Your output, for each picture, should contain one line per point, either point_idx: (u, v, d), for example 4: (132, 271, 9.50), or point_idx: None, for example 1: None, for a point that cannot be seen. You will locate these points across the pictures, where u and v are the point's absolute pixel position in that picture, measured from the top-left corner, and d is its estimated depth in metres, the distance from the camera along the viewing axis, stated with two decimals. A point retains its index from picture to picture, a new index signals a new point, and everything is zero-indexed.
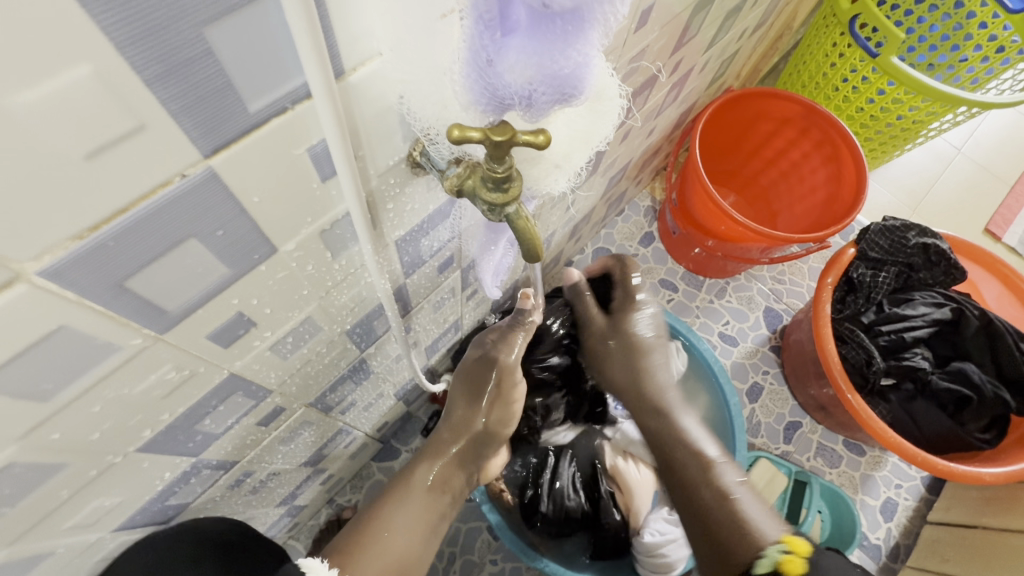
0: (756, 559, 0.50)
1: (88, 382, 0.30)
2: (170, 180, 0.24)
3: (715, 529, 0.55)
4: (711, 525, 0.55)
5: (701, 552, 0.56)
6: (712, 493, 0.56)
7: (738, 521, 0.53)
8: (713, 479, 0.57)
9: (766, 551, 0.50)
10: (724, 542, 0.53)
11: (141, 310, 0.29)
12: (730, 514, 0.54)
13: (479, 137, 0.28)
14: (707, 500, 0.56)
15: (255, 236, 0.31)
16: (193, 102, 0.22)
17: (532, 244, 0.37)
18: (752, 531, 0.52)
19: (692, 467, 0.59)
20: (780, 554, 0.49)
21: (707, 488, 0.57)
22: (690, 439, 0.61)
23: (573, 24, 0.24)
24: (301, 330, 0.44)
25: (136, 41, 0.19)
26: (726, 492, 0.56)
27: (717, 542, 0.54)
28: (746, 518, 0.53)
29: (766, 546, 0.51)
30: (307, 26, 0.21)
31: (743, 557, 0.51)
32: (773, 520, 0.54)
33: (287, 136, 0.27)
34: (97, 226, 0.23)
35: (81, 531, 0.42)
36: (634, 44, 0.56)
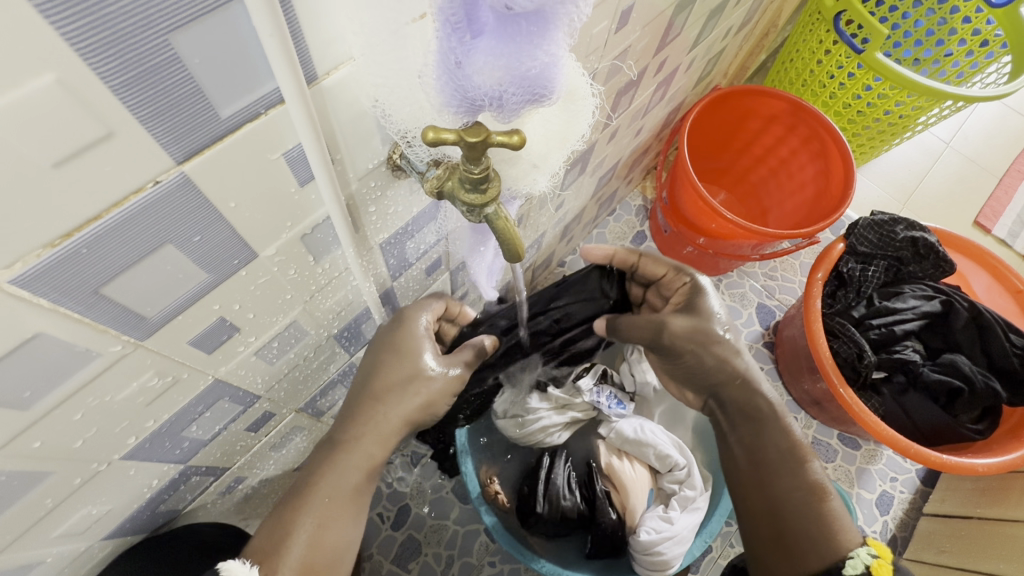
0: (842, 558, 0.50)
1: (68, 390, 0.30)
2: (143, 187, 0.24)
3: (790, 520, 0.54)
4: (787, 516, 0.55)
5: (764, 536, 0.56)
6: (795, 484, 0.56)
7: (819, 516, 0.53)
8: (802, 472, 0.56)
9: (853, 552, 0.50)
10: (800, 534, 0.53)
11: (119, 317, 0.29)
12: (813, 510, 0.54)
13: (454, 139, 0.28)
14: (786, 489, 0.56)
15: (234, 240, 0.31)
16: (161, 109, 0.22)
17: (512, 244, 0.38)
18: (836, 532, 0.52)
19: (774, 455, 0.58)
20: (870, 558, 0.49)
21: (791, 477, 0.56)
22: (783, 418, 0.60)
23: (538, 25, 0.24)
24: (286, 334, 0.45)
25: (101, 49, 0.19)
26: (813, 486, 0.55)
27: (790, 532, 0.54)
28: (831, 515, 0.54)
29: (851, 547, 0.51)
30: (273, 33, 0.21)
31: (821, 551, 0.52)
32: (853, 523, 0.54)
33: (260, 141, 0.27)
34: (71, 233, 0.23)
35: (68, 540, 0.42)
36: (616, 44, 0.57)
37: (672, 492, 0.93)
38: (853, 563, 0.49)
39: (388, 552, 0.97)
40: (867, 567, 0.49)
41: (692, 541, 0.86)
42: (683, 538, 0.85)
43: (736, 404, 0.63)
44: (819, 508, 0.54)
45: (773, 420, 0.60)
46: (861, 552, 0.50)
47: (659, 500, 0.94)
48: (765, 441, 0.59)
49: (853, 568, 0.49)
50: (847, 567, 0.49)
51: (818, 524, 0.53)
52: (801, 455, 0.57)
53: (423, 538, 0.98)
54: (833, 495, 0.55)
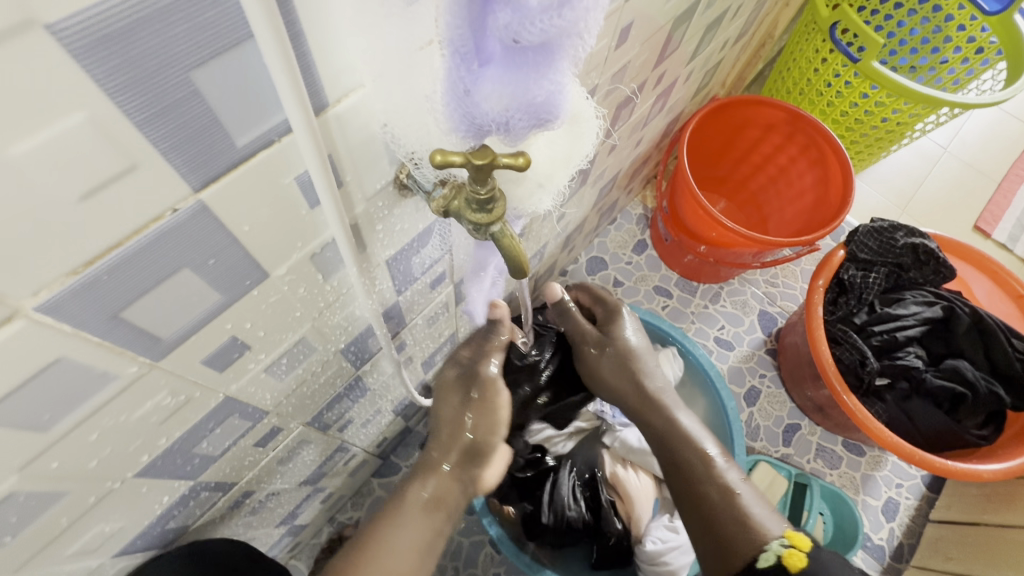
0: (758, 553, 0.52)
1: (85, 412, 0.30)
2: (162, 215, 0.25)
3: (713, 519, 0.55)
4: (711, 516, 0.55)
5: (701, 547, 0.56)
6: (716, 489, 0.56)
7: (739, 517, 0.54)
8: (713, 476, 0.57)
9: (768, 544, 0.52)
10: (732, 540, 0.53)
11: (136, 339, 0.29)
12: (735, 513, 0.54)
13: (461, 161, 0.29)
14: (710, 497, 0.56)
15: (247, 261, 0.32)
16: (182, 141, 0.23)
17: (518, 261, 0.38)
18: (755, 528, 0.53)
19: (694, 463, 0.58)
20: (782, 548, 0.51)
21: (710, 483, 0.56)
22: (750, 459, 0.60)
23: (543, 57, 0.25)
24: (295, 351, 0.45)
25: (126, 88, 0.20)
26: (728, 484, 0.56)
27: (721, 538, 0.54)
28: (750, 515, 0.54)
29: (769, 538, 0.52)
30: (286, 66, 0.22)
31: (746, 553, 0.52)
32: (775, 515, 0.54)
33: (275, 166, 0.28)
34: (93, 261, 0.24)
35: (81, 558, 0.42)
36: (616, 60, 0.58)
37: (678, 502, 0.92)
38: (767, 556, 0.51)
39: None
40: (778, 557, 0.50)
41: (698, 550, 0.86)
42: (688, 548, 0.85)
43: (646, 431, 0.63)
44: (738, 509, 0.54)
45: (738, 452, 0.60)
46: (774, 544, 0.51)
47: (665, 509, 0.94)
48: (674, 455, 0.59)
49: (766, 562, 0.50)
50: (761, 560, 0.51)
51: (740, 525, 0.53)
52: (713, 463, 0.57)
53: None
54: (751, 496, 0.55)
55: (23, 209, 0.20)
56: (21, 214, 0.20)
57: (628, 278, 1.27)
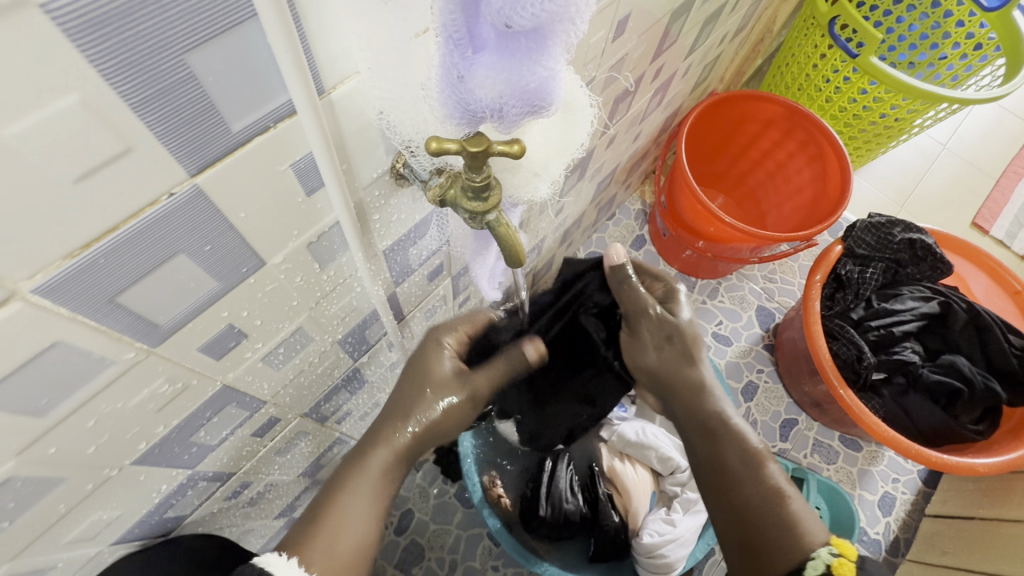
0: (804, 560, 0.51)
1: (82, 398, 0.31)
2: (158, 200, 0.25)
3: (757, 526, 0.55)
4: (755, 522, 0.55)
5: (734, 543, 0.57)
6: (757, 491, 0.56)
7: (785, 520, 0.54)
8: (759, 477, 0.56)
9: (815, 552, 0.51)
10: (774, 543, 0.53)
11: (133, 325, 0.30)
12: (779, 514, 0.54)
13: (456, 148, 0.29)
14: (751, 498, 0.56)
15: (243, 249, 0.32)
16: (177, 124, 0.23)
17: (513, 250, 0.38)
18: (800, 533, 0.53)
19: (735, 464, 0.57)
20: (832, 557, 0.50)
21: (755, 486, 0.56)
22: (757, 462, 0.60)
23: (536, 41, 0.25)
24: (292, 340, 0.45)
25: (121, 70, 0.20)
26: (775, 492, 0.55)
27: (758, 537, 0.55)
28: (795, 520, 0.54)
29: (814, 546, 0.52)
30: (288, 49, 0.22)
31: (789, 559, 0.52)
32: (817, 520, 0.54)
33: (270, 153, 0.28)
34: (90, 245, 0.24)
35: (79, 545, 0.43)
36: (614, 52, 0.58)
37: (675, 494, 0.93)
38: (815, 564, 0.50)
39: (392, 557, 0.97)
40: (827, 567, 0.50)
41: (695, 543, 0.86)
42: (685, 540, 0.85)
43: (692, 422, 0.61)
44: (783, 511, 0.55)
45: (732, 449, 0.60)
46: (823, 552, 0.51)
47: (662, 502, 0.94)
48: (718, 451, 0.58)
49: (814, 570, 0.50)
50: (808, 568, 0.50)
51: (784, 534, 0.53)
52: (757, 463, 0.57)
53: (427, 543, 0.98)
54: (794, 495, 0.56)
55: (19, 189, 0.20)
56: (17, 195, 0.20)
57: None
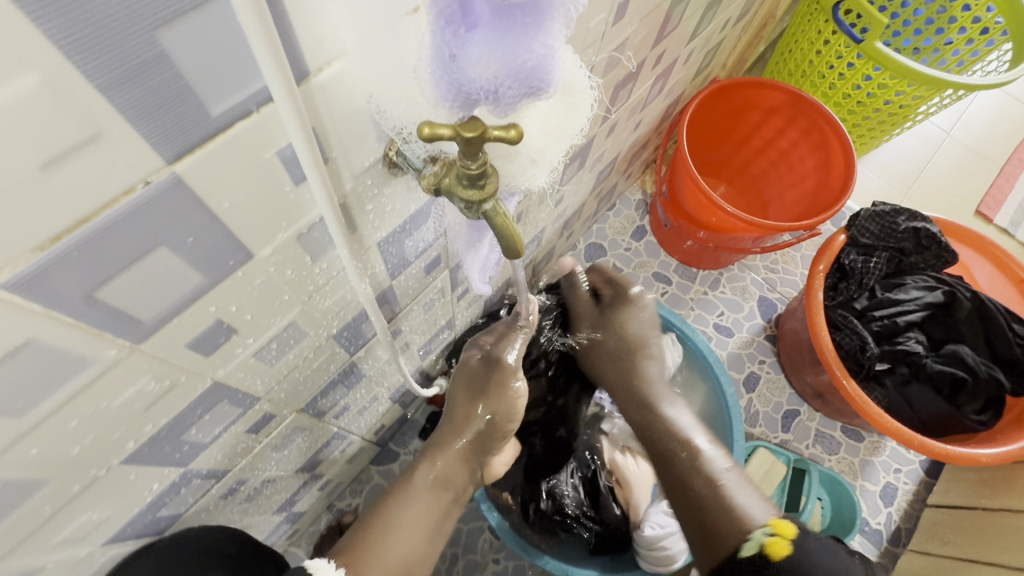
0: (742, 542, 0.53)
1: (64, 397, 0.30)
2: (134, 188, 0.24)
3: (705, 516, 0.57)
4: (702, 510, 0.57)
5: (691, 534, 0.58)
6: (703, 479, 0.59)
7: (729, 507, 0.56)
8: (701, 467, 0.60)
9: (752, 534, 0.53)
10: (718, 525, 0.55)
11: (113, 321, 0.28)
12: (724, 503, 0.56)
13: (450, 134, 0.28)
14: (698, 486, 0.58)
15: (229, 241, 0.31)
16: (150, 109, 0.22)
17: (512, 241, 0.37)
18: (740, 517, 0.55)
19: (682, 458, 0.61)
20: (765, 536, 0.52)
21: (699, 477, 0.59)
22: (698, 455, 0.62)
23: (533, 17, 0.23)
24: (285, 335, 0.44)
25: (83, 47, 0.19)
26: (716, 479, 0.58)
27: (710, 525, 0.56)
28: (735, 504, 0.56)
29: (753, 529, 0.53)
30: (264, 28, 0.21)
31: (733, 540, 0.54)
32: (764, 505, 0.56)
33: (253, 139, 0.27)
34: (61, 237, 0.23)
35: (69, 546, 0.42)
36: (614, 36, 0.56)
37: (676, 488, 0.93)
38: (750, 545, 0.52)
39: None
40: (762, 545, 0.51)
41: None
42: None
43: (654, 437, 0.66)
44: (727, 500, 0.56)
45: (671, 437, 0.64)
46: (758, 532, 0.52)
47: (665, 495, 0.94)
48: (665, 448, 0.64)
49: (749, 550, 0.51)
50: (745, 548, 0.52)
51: (731, 513, 0.55)
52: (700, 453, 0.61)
53: None
54: (738, 487, 0.58)
55: None
56: None
57: (627, 265, 1.26)
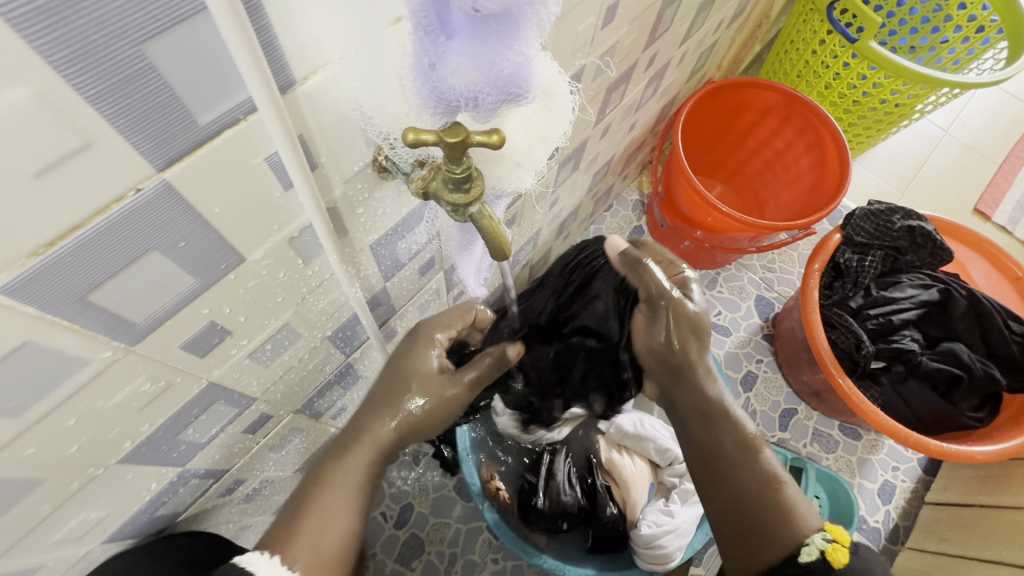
0: (800, 547, 0.50)
1: (60, 397, 0.30)
2: (124, 196, 0.24)
3: (750, 510, 0.54)
4: (747, 507, 0.55)
5: (732, 532, 0.55)
6: (753, 475, 0.56)
7: (779, 504, 0.53)
8: (756, 464, 0.56)
9: (809, 539, 0.50)
10: (763, 522, 0.53)
11: (107, 324, 0.29)
12: (772, 499, 0.54)
13: (434, 140, 0.29)
14: (746, 482, 0.56)
15: (220, 245, 0.32)
16: (138, 118, 0.23)
17: (500, 242, 0.38)
18: (794, 522, 0.52)
19: (733, 449, 0.58)
20: (825, 542, 0.49)
21: (749, 470, 0.56)
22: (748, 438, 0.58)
23: (507, 25, 0.24)
24: (279, 337, 0.45)
25: (72, 61, 0.19)
26: (771, 479, 0.55)
27: (755, 524, 0.54)
28: (790, 505, 0.53)
29: (809, 533, 0.51)
30: (244, 40, 0.21)
31: (784, 543, 0.51)
32: (814, 510, 0.53)
33: (240, 148, 0.27)
34: (54, 243, 0.24)
35: (69, 544, 0.43)
36: (604, 40, 0.57)
37: (672, 486, 0.95)
38: (809, 550, 0.49)
39: (391, 551, 0.98)
40: (822, 552, 0.49)
41: (693, 533, 0.87)
42: (683, 531, 0.86)
43: (689, 405, 0.63)
44: (778, 498, 0.54)
45: (723, 416, 0.60)
46: (817, 538, 0.50)
47: (660, 494, 0.96)
48: (715, 437, 0.59)
49: (809, 556, 0.49)
50: (802, 554, 0.49)
51: (779, 513, 0.53)
52: (756, 450, 0.57)
53: (426, 536, 0.99)
54: (788, 484, 0.55)
55: None
56: None
57: None
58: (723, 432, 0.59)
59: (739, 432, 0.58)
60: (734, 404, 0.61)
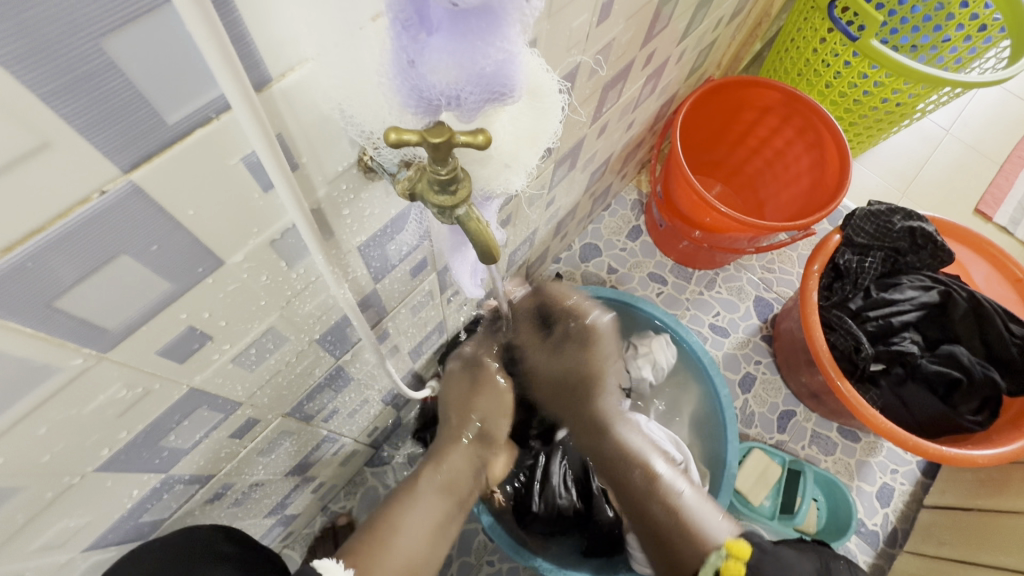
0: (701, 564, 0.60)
1: (29, 406, 0.29)
2: (89, 198, 0.23)
3: (666, 535, 0.63)
4: (663, 532, 0.64)
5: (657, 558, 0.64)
6: (659, 505, 0.66)
7: (683, 530, 0.62)
8: (658, 495, 0.66)
9: (709, 557, 0.59)
10: (680, 550, 0.62)
11: (77, 330, 0.28)
12: (677, 524, 0.63)
13: (416, 140, 0.27)
14: (656, 511, 0.65)
15: (197, 247, 0.31)
16: (101, 117, 0.21)
17: (488, 246, 0.36)
18: (700, 540, 0.61)
19: (638, 482, 0.69)
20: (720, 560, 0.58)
21: (655, 501, 0.66)
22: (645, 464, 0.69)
23: (489, 21, 0.23)
24: (264, 341, 0.44)
25: (24, 57, 0.18)
26: (674, 504, 0.65)
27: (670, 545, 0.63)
28: (696, 525, 0.62)
29: (709, 551, 0.60)
30: (211, 34, 0.20)
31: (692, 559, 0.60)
32: (717, 528, 0.62)
33: (214, 147, 0.26)
34: (14, 248, 0.23)
35: (48, 553, 0.42)
36: (599, 37, 0.56)
37: None
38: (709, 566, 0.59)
39: None
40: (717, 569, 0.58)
41: None
42: None
43: (609, 444, 0.72)
44: (683, 524, 0.63)
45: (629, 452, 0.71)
46: (715, 554, 0.59)
47: None
48: (623, 476, 0.70)
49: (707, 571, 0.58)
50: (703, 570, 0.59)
51: (685, 538, 0.62)
52: (655, 477, 0.68)
53: None
54: (693, 508, 0.64)
55: None
56: None
57: (623, 265, 1.26)
58: (631, 466, 0.70)
59: (642, 465, 0.70)
60: (627, 428, 0.73)
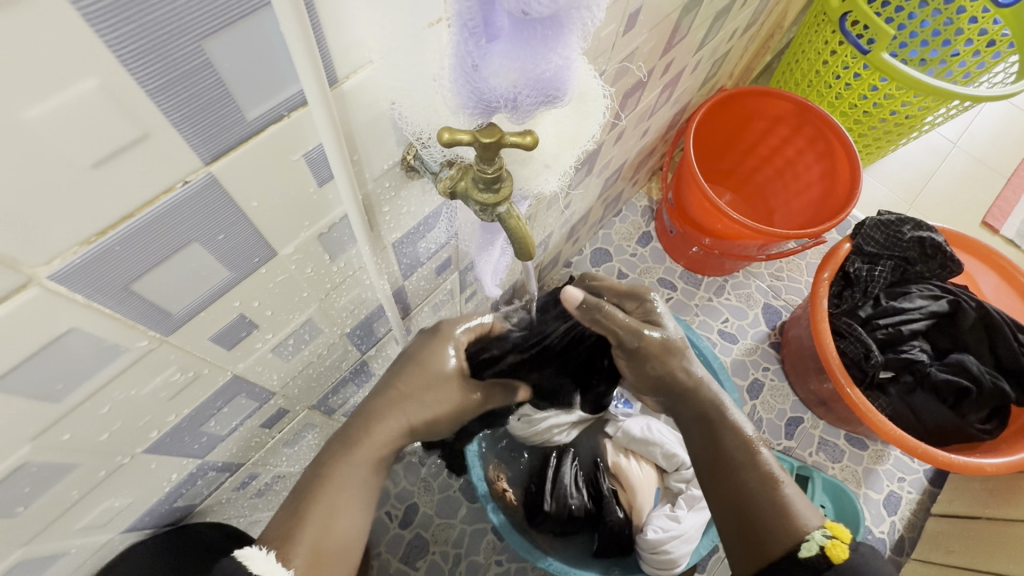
0: (798, 542, 0.49)
1: (96, 385, 0.31)
2: (173, 187, 0.25)
3: (753, 510, 0.53)
4: (749, 505, 0.53)
5: (732, 530, 0.54)
6: (754, 475, 0.54)
7: (778, 502, 0.52)
8: (754, 461, 0.54)
9: (809, 534, 0.49)
10: (764, 525, 0.51)
11: (147, 313, 0.30)
12: (770, 496, 0.53)
13: (469, 139, 0.29)
14: (748, 481, 0.54)
15: (256, 238, 0.32)
16: (193, 112, 0.23)
17: (525, 243, 0.38)
18: (794, 518, 0.51)
19: (734, 449, 0.55)
20: (825, 538, 0.48)
21: (750, 469, 0.54)
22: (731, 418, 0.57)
23: (552, 29, 0.25)
24: (302, 332, 0.46)
25: (138, 55, 0.20)
26: (768, 472, 0.54)
27: (752, 517, 0.52)
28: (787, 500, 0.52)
29: (809, 529, 0.50)
30: (301, 36, 0.22)
31: (784, 540, 0.50)
32: (811, 505, 0.52)
33: (283, 143, 0.28)
34: (105, 232, 0.24)
35: (91, 532, 0.43)
36: (623, 46, 0.57)
37: (679, 491, 0.95)
38: (809, 546, 0.49)
39: (396, 550, 0.97)
40: (822, 547, 0.48)
41: (700, 539, 0.86)
42: (690, 537, 0.86)
43: (687, 413, 0.59)
44: (777, 495, 0.53)
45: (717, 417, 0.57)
46: (816, 533, 0.49)
47: (667, 499, 0.96)
48: (718, 445, 0.56)
49: (809, 552, 0.48)
50: (803, 549, 0.48)
51: (779, 513, 0.51)
52: (755, 449, 0.55)
53: (431, 537, 0.99)
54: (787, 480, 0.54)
55: (17, 171, 0.20)
56: (20, 179, 0.20)
57: (633, 270, 1.27)
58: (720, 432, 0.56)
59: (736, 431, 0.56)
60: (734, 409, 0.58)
